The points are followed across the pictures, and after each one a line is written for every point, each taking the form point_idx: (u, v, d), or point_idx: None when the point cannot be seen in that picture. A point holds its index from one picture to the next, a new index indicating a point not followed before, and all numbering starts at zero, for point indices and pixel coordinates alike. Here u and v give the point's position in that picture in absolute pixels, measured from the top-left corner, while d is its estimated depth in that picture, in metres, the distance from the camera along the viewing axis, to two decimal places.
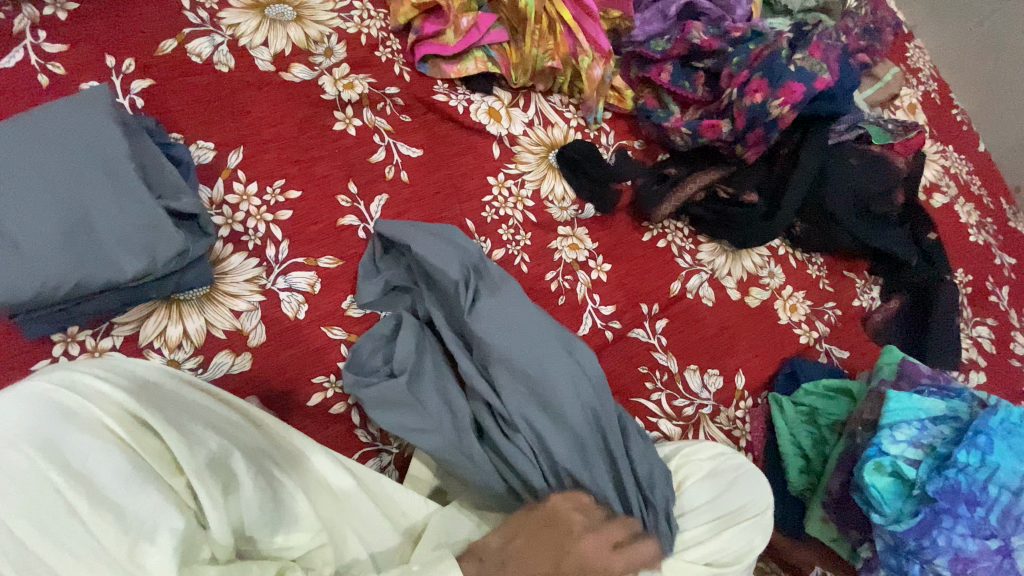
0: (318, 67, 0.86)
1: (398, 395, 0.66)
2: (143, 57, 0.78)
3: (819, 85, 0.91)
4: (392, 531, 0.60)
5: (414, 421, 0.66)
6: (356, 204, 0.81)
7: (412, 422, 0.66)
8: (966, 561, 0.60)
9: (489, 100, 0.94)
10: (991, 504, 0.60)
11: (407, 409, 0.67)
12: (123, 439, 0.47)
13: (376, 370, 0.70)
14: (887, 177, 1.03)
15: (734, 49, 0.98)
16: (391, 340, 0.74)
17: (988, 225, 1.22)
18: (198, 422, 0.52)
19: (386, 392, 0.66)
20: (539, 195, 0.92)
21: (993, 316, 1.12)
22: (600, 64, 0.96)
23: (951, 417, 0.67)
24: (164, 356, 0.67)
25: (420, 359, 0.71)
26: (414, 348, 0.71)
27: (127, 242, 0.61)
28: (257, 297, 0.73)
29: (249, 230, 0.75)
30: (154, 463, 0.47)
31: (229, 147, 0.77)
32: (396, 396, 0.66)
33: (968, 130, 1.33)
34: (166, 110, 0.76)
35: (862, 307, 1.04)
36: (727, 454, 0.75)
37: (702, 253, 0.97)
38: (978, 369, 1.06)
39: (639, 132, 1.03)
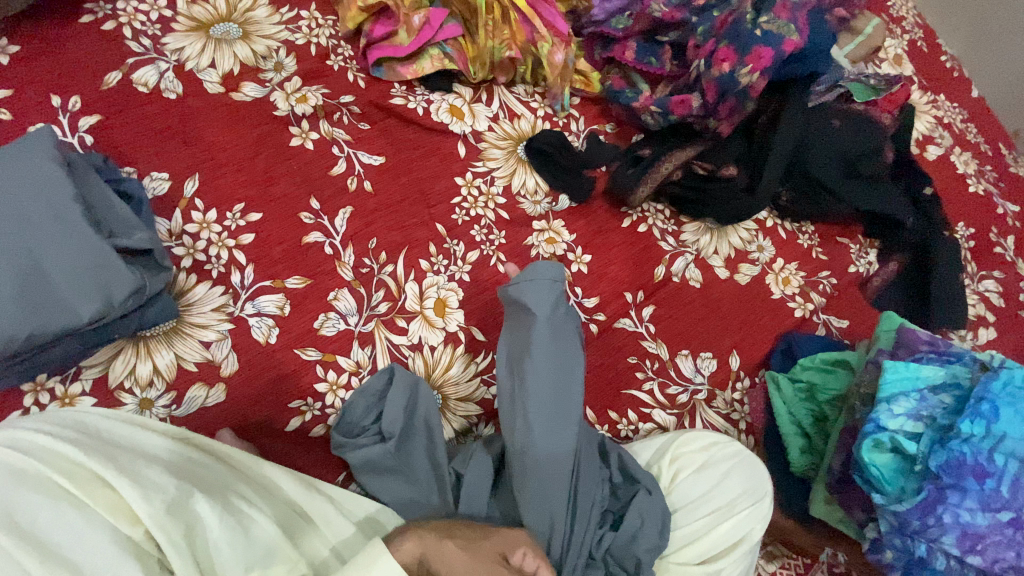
0: (268, 83, 0.83)
1: (389, 462, 0.68)
2: (88, 93, 0.76)
3: (789, 46, 0.87)
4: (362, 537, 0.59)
5: (404, 489, 0.68)
6: (320, 220, 0.79)
7: (402, 490, 0.68)
8: (975, 537, 0.56)
9: (450, 97, 0.91)
10: (999, 475, 0.56)
11: (394, 479, 0.68)
12: (74, 493, 0.46)
13: (365, 431, 0.70)
14: (873, 135, 0.99)
15: (698, 19, 0.94)
16: (383, 397, 0.72)
17: (988, 173, 1.17)
18: (155, 467, 0.51)
19: (372, 457, 0.67)
20: (510, 190, 0.89)
21: (1000, 268, 1.08)
22: (560, 49, 0.93)
23: (952, 385, 0.64)
24: (137, 395, 0.66)
25: (412, 419, 0.71)
26: (404, 408, 0.70)
27: (78, 285, 0.59)
28: (226, 326, 0.72)
29: (212, 257, 0.74)
30: (107, 515, 0.46)
31: (184, 175, 0.76)
32: (387, 465, 0.68)
33: (959, 76, 1.27)
34: (117, 144, 0.75)
35: (859, 272, 1.00)
36: (721, 443, 0.73)
37: (686, 234, 0.94)
38: (987, 325, 1.02)
39: (609, 115, 1.00)
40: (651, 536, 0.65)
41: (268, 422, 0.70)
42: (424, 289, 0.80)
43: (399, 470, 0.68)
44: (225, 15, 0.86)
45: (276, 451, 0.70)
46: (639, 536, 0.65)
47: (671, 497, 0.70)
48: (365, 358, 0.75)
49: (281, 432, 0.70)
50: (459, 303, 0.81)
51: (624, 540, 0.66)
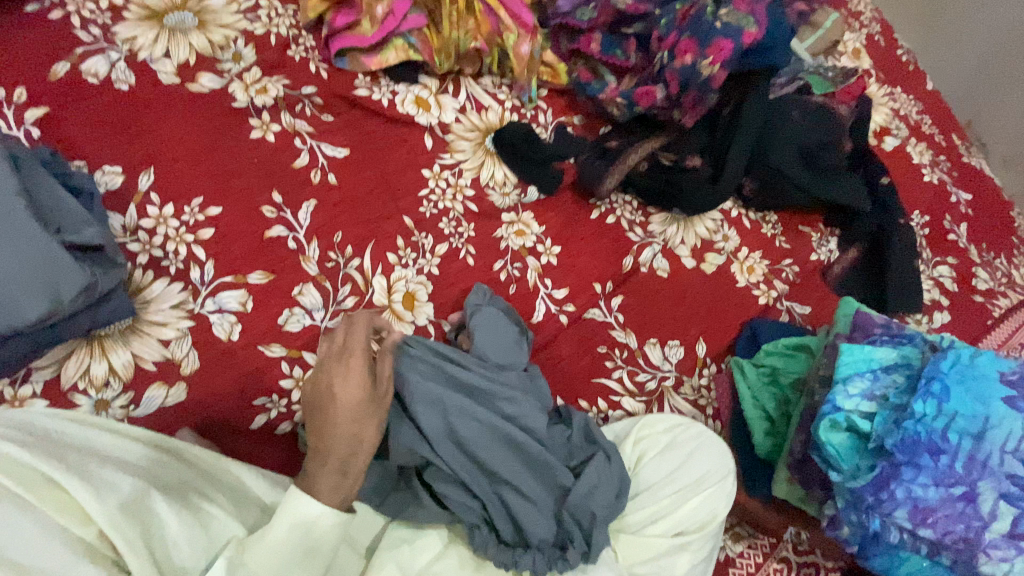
0: (227, 74, 0.81)
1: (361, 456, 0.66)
2: (33, 84, 0.73)
3: (746, 39, 0.88)
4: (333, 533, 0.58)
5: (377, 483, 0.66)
6: (283, 214, 0.78)
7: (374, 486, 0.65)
8: (926, 511, 0.58)
9: (416, 89, 0.90)
10: (953, 452, 0.58)
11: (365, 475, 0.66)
12: (21, 495, 0.44)
13: None
14: (831, 126, 1.01)
15: (661, 11, 0.94)
16: None
17: (942, 162, 1.22)
18: (109, 467, 0.50)
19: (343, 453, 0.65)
20: (478, 183, 0.89)
21: (954, 254, 1.12)
22: (526, 40, 0.92)
23: (903, 365, 0.66)
24: (92, 396, 0.64)
25: None
26: None
27: (22, 282, 0.56)
28: (186, 323, 0.70)
29: (169, 253, 0.72)
30: (58, 517, 0.45)
31: (138, 169, 0.73)
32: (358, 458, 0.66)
33: (915, 70, 1.32)
34: (66, 137, 0.72)
35: (820, 260, 1.03)
36: (684, 424, 0.74)
37: (653, 225, 0.95)
38: (942, 309, 1.06)
39: (577, 107, 1.00)
40: (608, 496, 0.66)
41: (232, 420, 0.69)
42: (392, 283, 0.80)
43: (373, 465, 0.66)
44: (179, 3, 0.83)
45: (241, 449, 0.68)
46: (596, 493, 0.66)
47: (638, 478, 0.71)
48: None
49: (246, 430, 0.69)
50: (428, 297, 0.81)
51: (581, 495, 0.65)
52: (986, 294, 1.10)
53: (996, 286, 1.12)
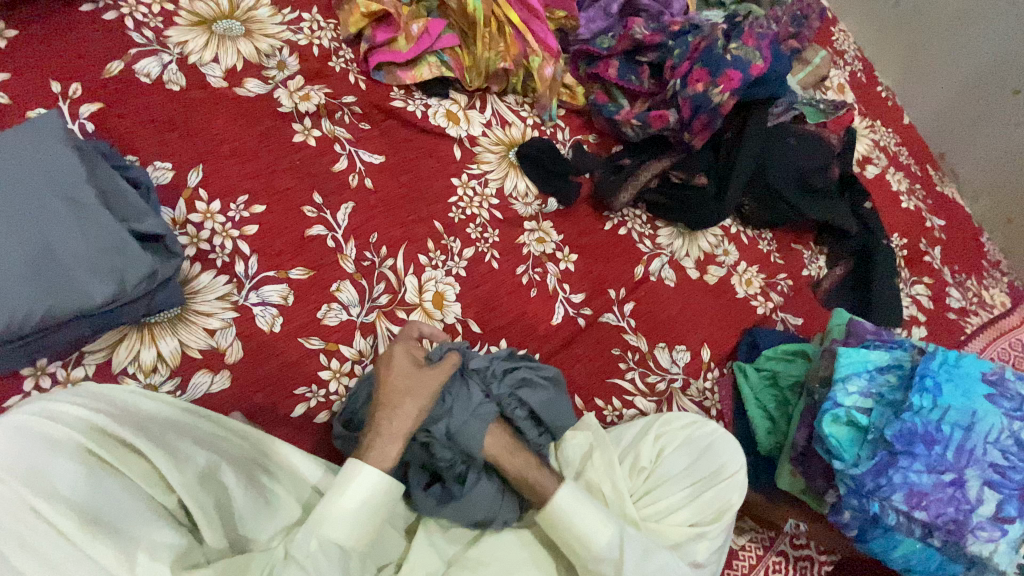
0: (272, 81, 0.86)
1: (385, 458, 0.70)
2: (89, 81, 0.77)
3: (755, 71, 0.98)
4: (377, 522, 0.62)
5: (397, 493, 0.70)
6: (323, 214, 0.82)
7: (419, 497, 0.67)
8: (920, 495, 0.65)
9: (447, 103, 0.96)
10: (945, 441, 0.66)
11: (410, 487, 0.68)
12: (112, 463, 0.50)
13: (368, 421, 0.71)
14: (824, 153, 1.10)
15: (674, 43, 1.02)
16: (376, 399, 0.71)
17: (917, 191, 1.33)
18: (184, 440, 0.54)
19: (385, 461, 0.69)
20: (503, 192, 0.95)
21: (929, 274, 1.22)
22: (550, 63, 0.99)
23: (896, 366, 0.74)
24: (140, 380, 0.67)
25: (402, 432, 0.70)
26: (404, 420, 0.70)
27: (92, 268, 0.60)
28: (231, 314, 0.73)
29: (216, 247, 0.75)
30: (145, 484, 0.50)
31: (188, 166, 0.77)
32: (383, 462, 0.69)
33: (892, 105, 1.44)
34: (120, 132, 0.76)
35: (811, 276, 1.11)
36: (699, 422, 0.78)
37: (661, 238, 1.02)
38: (919, 324, 1.15)
39: (592, 127, 1.07)
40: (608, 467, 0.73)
41: (273, 408, 0.71)
42: (423, 283, 0.84)
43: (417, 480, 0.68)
44: (227, 12, 0.88)
45: (280, 435, 0.71)
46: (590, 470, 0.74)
47: (658, 470, 0.74)
48: (367, 348, 0.78)
49: (286, 418, 0.72)
50: (457, 297, 0.85)
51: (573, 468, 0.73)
52: (959, 312, 1.20)
53: (968, 305, 1.22)
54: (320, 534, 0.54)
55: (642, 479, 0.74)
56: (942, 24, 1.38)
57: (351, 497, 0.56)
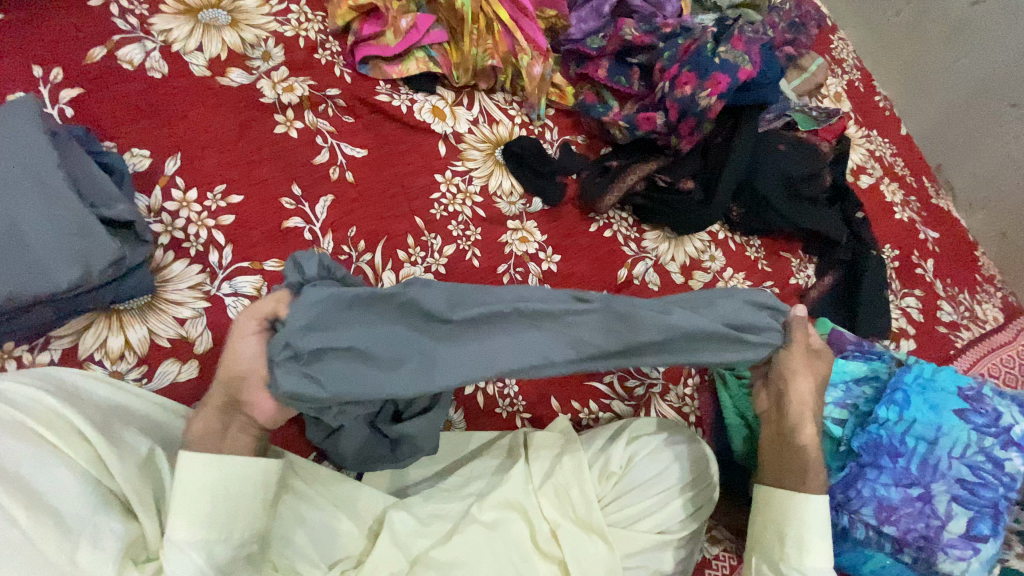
0: (255, 71, 0.85)
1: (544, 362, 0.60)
2: (69, 65, 0.76)
3: (742, 75, 0.96)
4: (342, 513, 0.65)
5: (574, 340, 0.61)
6: (301, 206, 0.81)
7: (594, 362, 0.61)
8: (889, 509, 0.64)
9: (433, 99, 0.96)
10: (909, 454, 0.65)
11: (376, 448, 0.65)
12: (56, 445, 0.48)
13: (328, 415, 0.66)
14: (813, 162, 1.08)
15: (664, 45, 1.01)
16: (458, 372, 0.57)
17: (912, 203, 1.31)
18: (129, 429, 0.54)
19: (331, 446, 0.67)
20: (487, 190, 0.94)
21: (920, 286, 1.21)
22: (539, 62, 0.99)
23: (871, 378, 0.73)
24: (107, 367, 0.67)
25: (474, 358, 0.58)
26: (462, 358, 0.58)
27: (58, 251, 0.60)
28: (202, 303, 0.72)
29: (190, 235, 0.74)
30: (90, 471, 0.49)
31: (166, 154, 0.77)
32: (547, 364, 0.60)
33: (890, 115, 1.43)
34: (98, 118, 0.75)
35: (799, 284, 1.10)
36: (672, 429, 0.77)
37: (647, 241, 1.01)
38: (908, 337, 1.14)
39: (581, 127, 1.06)
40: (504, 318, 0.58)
41: None
42: (401, 279, 0.84)
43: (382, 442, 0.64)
44: (214, 1, 0.88)
45: None
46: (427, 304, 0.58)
47: (629, 477, 0.72)
48: None
49: None
50: None
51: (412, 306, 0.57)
52: (949, 325, 1.19)
53: (958, 319, 1.21)
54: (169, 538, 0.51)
55: (610, 485, 0.72)
56: (942, 35, 1.37)
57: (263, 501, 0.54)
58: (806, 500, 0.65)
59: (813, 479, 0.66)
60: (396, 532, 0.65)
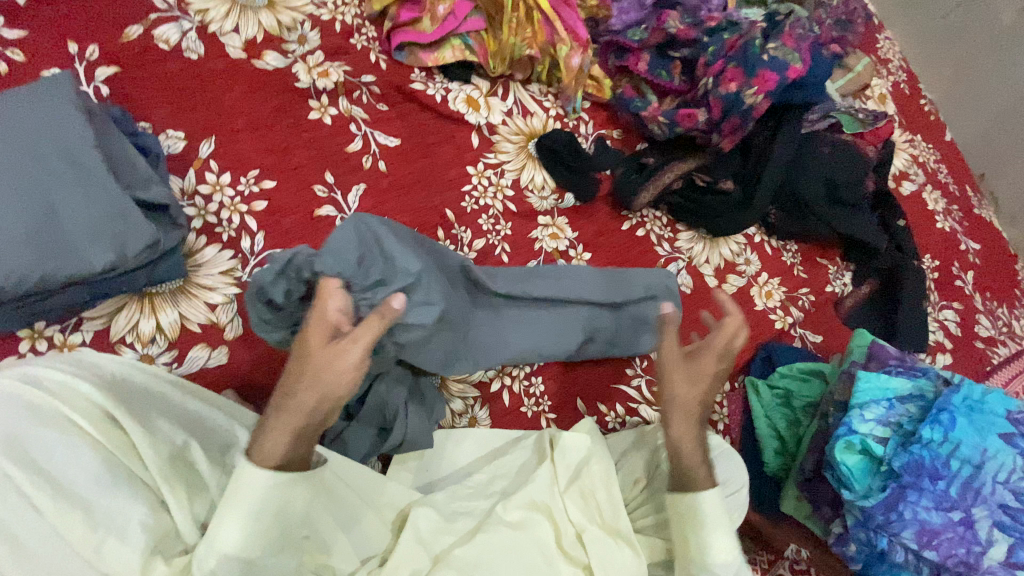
0: (291, 55, 0.84)
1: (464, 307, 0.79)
2: (107, 44, 0.76)
3: (792, 74, 0.93)
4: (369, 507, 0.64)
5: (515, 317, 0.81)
6: (333, 194, 0.80)
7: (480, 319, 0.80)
8: (931, 533, 0.61)
9: (468, 88, 0.94)
10: (952, 478, 0.62)
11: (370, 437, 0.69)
12: (91, 435, 0.48)
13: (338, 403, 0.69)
14: (858, 165, 1.04)
15: (709, 40, 0.98)
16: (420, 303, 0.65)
17: (954, 212, 1.26)
18: (163, 418, 0.53)
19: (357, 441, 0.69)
20: (519, 184, 0.92)
21: (959, 299, 1.17)
22: (577, 53, 0.95)
23: (916, 396, 0.70)
24: (138, 350, 0.66)
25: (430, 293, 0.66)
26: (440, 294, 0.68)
27: (92, 234, 0.59)
28: (233, 290, 0.72)
29: (223, 221, 0.74)
30: (123, 459, 0.48)
31: (200, 137, 0.76)
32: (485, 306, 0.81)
33: (935, 120, 1.37)
34: (134, 98, 0.75)
35: (835, 292, 1.06)
36: (704, 437, 0.75)
37: (681, 241, 0.98)
38: (944, 351, 1.10)
39: (617, 122, 1.04)
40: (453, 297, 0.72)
41: (270, 387, 0.70)
42: None
43: (372, 420, 0.69)
44: None
45: None
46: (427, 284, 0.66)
47: (656, 484, 0.72)
48: None
49: None
50: None
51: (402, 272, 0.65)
52: (987, 341, 1.15)
53: (997, 334, 1.17)
54: (221, 551, 0.47)
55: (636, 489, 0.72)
56: (995, 37, 1.30)
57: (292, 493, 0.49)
58: (693, 498, 0.63)
59: (693, 476, 0.65)
60: (420, 529, 0.63)
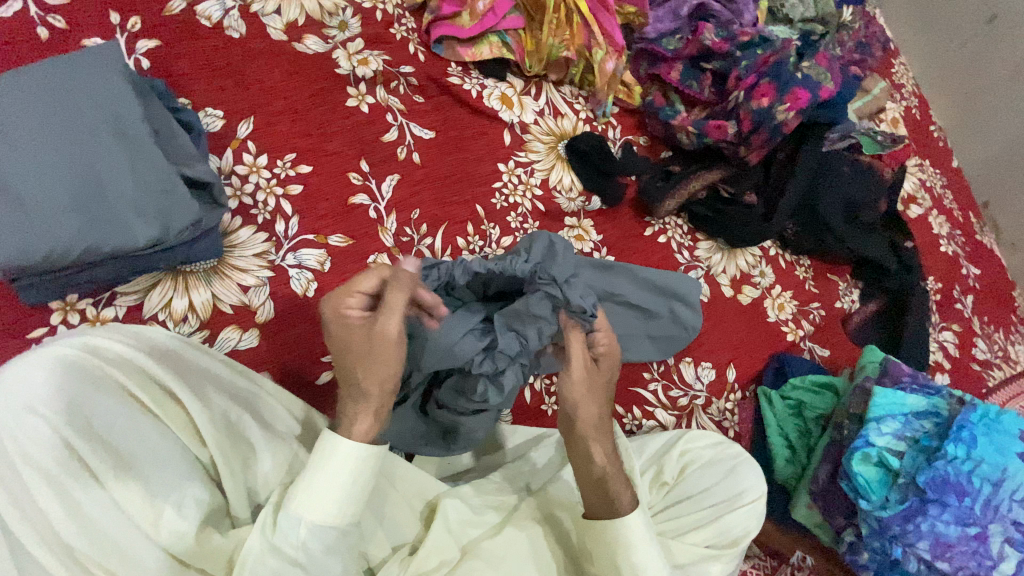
0: (331, 40, 0.84)
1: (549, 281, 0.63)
2: (149, 16, 0.74)
3: (824, 93, 0.96)
4: (396, 495, 0.64)
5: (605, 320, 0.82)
6: (368, 182, 0.80)
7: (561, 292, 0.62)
8: (945, 546, 0.64)
9: (502, 86, 0.94)
10: (975, 494, 0.64)
11: (429, 429, 0.72)
12: (151, 409, 0.48)
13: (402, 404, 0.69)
14: (873, 186, 1.07)
15: (742, 53, 1.00)
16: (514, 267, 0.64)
17: (957, 237, 1.30)
18: (219, 393, 0.52)
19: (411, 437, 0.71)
20: (547, 184, 0.92)
21: (958, 321, 1.20)
22: (612, 58, 0.96)
23: (932, 413, 0.72)
24: (169, 328, 0.66)
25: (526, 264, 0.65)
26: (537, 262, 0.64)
27: (139, 208, 0.59)
28: (266, 273, 0.71)
29: (258, 202, 0.73)
30: (179, 433, 0.49)
31: (239, 117, 0.75)
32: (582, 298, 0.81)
33: (943, 147, 1.41)
34: (174, 74, 0.74)
35: (844, 308, 1.09)
36: (726, 443, 0.77)
37: (700, 250, 0.99)
38: (943, 371, 1.14)
39: (644, 129, 1.05)
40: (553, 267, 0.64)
41: (299, 371, 0.70)
42: None
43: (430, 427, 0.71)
44: None
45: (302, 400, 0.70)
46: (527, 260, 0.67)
47: (680, 487, 0.74)
48: None
49: (309, 383, 0.71)
50: None
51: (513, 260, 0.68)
52: (983, 363, 1.19)
53: (992, 358, 1.21)
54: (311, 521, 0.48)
55: (663, 493, 0.74)
56: (1006, 70, 1.33)
57: (336, 474, 0.49)
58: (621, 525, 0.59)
59: (621, 500, 0.61)
60: (449, 520, 0.63)
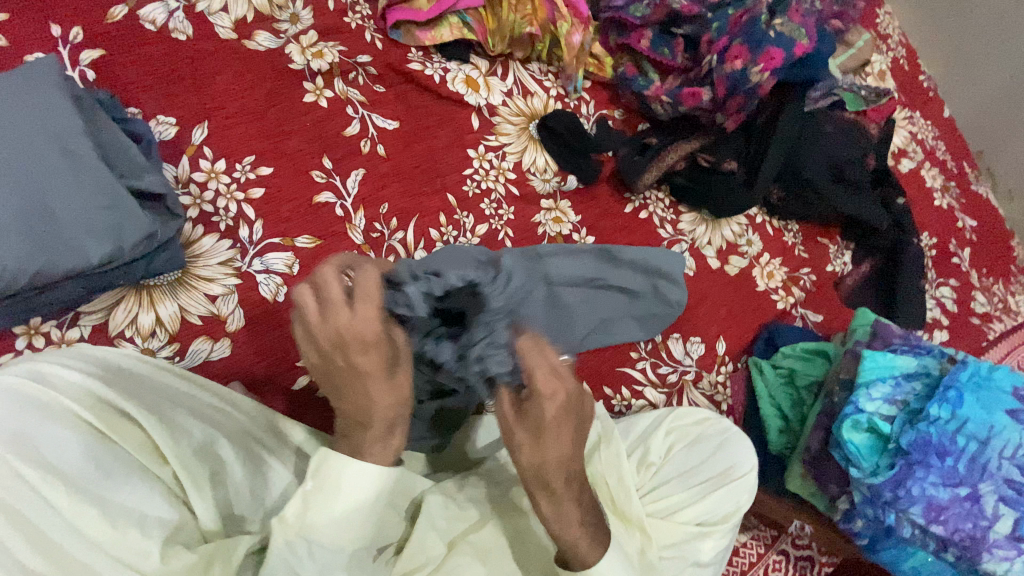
0: (283, 34, 0.81)
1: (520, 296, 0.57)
2: (90, 24, 0.72)
3: (798, 50, 0.91)
4: None
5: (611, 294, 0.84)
6: (332, 179, 0.78)
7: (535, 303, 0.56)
8: (938, 508, 0.63)
9: (467, 68, 0.91)
10: (958, 454, 0.63)
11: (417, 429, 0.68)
12: (101, 431, 0.47)
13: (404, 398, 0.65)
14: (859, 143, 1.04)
15: (713, 15, 0.97)
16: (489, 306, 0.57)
17: (952, 189, 1.27)
18: (180, 411, 0.53)
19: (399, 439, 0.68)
20: (520, 166, 0.90)
21: (955, 276, 1.18)
22: (579, 30, 0.93)
23: (922, 373, 0.71)
24: (138, 344, 0.65)
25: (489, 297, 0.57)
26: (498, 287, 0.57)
27: (89, 224, 0.58)
28: (233, 280, 0.70)
29: (220, 209, 0.72)
30: (136, 453, 0.48)
31: (192, 121, 0.73)
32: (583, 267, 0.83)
33: (933, 96, 1.36)
34: (121, 82, 0.72)
35: (835, 272, 1.06)
36: (713, 419, 0.76)
37: (683, 223, 0.97)
38: (941, 328, 1.11)
39: (618, 101, 1.02)
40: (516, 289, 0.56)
41: (274, 377, 0.69)
42: None
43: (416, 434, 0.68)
44: None
45: (280, 407, 0.69)
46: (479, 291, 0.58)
47: (669, 465, 0.72)
48: None
49: (286, 389, 0.70)
50: None
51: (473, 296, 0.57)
52: (982, 317, 1.16)
53: (992, 310, 1.18)
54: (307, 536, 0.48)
55: (650, 474, 0.71)
56: (996, 10, 1.28)
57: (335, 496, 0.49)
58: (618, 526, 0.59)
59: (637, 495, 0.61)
60: (435, 518, 0.62)
